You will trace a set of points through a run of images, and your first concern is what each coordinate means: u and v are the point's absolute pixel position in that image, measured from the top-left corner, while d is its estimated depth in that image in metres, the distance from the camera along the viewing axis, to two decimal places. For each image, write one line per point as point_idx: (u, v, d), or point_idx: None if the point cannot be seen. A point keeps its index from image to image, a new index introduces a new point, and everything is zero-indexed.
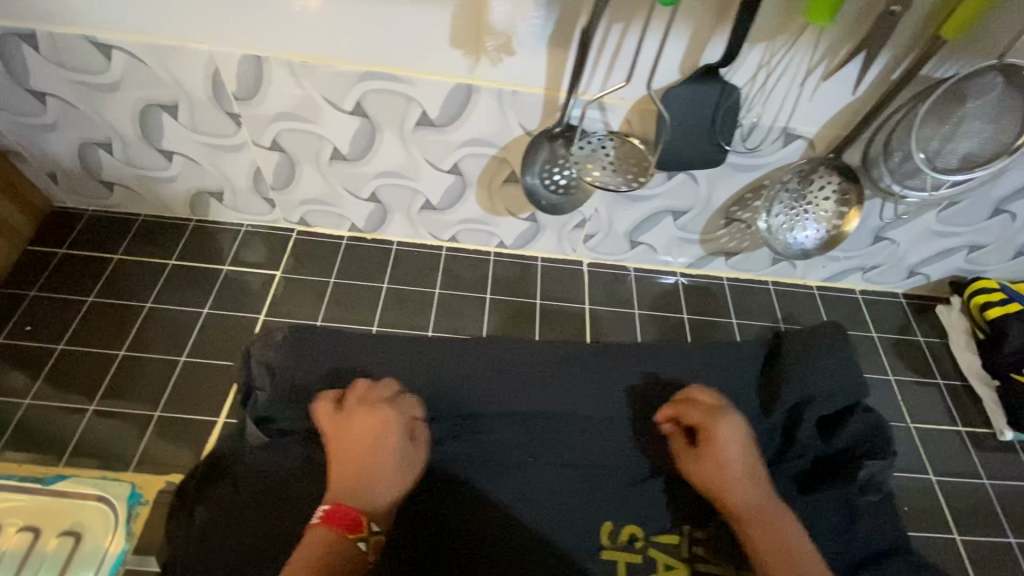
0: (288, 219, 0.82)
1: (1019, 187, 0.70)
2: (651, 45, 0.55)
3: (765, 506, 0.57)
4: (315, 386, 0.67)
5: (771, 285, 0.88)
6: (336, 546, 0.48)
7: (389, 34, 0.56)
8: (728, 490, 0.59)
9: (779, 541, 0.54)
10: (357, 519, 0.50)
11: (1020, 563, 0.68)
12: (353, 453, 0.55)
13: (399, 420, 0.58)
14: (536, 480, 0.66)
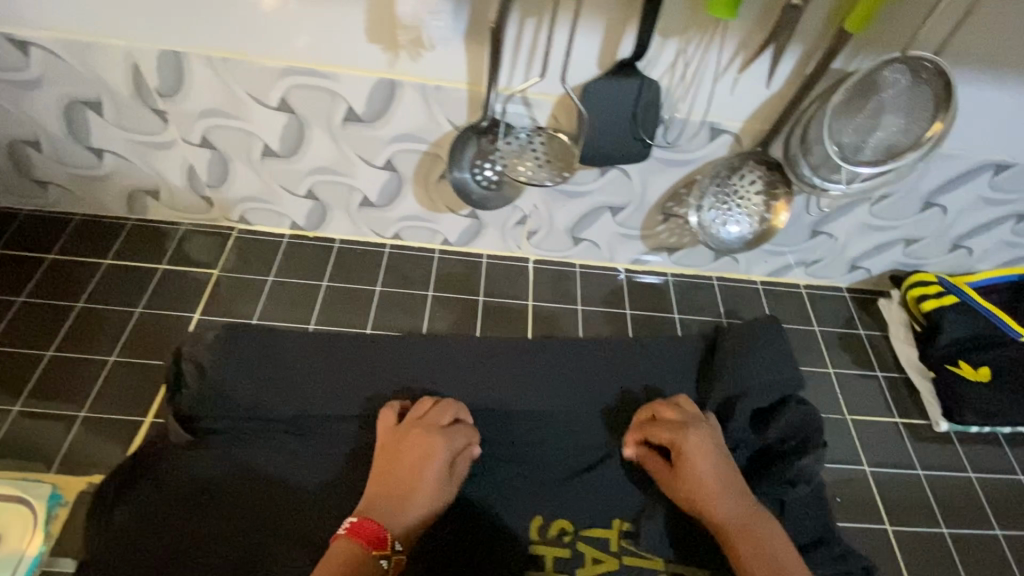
0: (228, 218, 0.81)
1: (946, 181, 0.71)
2: (561, 38, 0.56)
3: (742, 516, 0.58)
4: (245, 385, 0.67)
5: (715, 281, 0.88)
6: (360, 561, 0.52)
7: (310, 27, 0.57)
8: (701, 502, 0.59)
9: (763, 555, 0.55)
10: (382, 535, 0.53)
11: (952, 552, 0.69)
12: (386, 473, 0.59)
13: (446, 445, 0.61)
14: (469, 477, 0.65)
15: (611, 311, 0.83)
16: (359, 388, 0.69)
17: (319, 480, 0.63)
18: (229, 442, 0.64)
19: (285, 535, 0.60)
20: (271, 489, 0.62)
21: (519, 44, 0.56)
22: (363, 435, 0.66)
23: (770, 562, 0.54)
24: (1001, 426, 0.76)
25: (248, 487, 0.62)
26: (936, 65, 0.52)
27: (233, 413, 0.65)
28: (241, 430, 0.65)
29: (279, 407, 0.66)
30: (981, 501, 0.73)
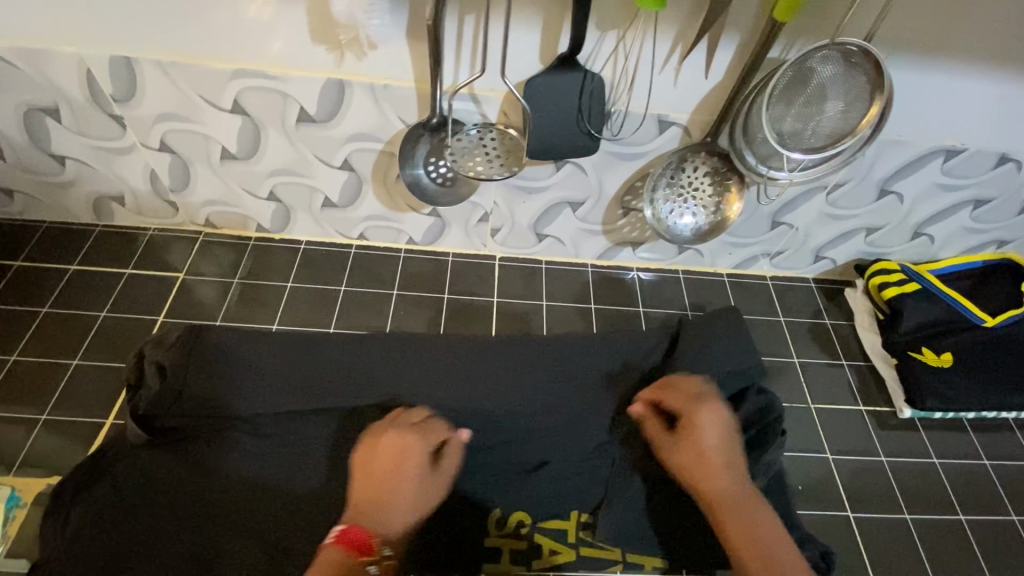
0: (195, 221, 0.82)
1: (898, 168, 0.72)
2: (498, 34, 0.56)
3: (739, 494, 0.52)
4: (203, 384, 0.67)
5: (681, 274, 0.89)
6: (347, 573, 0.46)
7: (255, 31, 0.58)
8: (699, 477, 0.53)
9: (756, 537, 0.49)
10: (367, 541, 0.48)
11: (916, 539, 0.69)
12: (366, 474, 0.53)
13: (423, 443, 0.56)
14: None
15: (576, 306, 0.84)
16: (319, 386, 0.69)
17: (279, 477, 0.64)
18: (190, 441, 0.65)
19: (246, 531, 0.61)
20: (231, 487, 0.63)
21: (460, 42, 0.58)
22: (323, 432, 0.67)
23: (758, 545, 0.48)
24: (963, 412, 0.76)
25: (208, 485, 0.63)
26: (863, 48, 0.53)
27: (194, 412, 0.66)
28: (202, 429, 0.66)
29: (238, 405, 0.67)
30: (944, 487, 0.73)
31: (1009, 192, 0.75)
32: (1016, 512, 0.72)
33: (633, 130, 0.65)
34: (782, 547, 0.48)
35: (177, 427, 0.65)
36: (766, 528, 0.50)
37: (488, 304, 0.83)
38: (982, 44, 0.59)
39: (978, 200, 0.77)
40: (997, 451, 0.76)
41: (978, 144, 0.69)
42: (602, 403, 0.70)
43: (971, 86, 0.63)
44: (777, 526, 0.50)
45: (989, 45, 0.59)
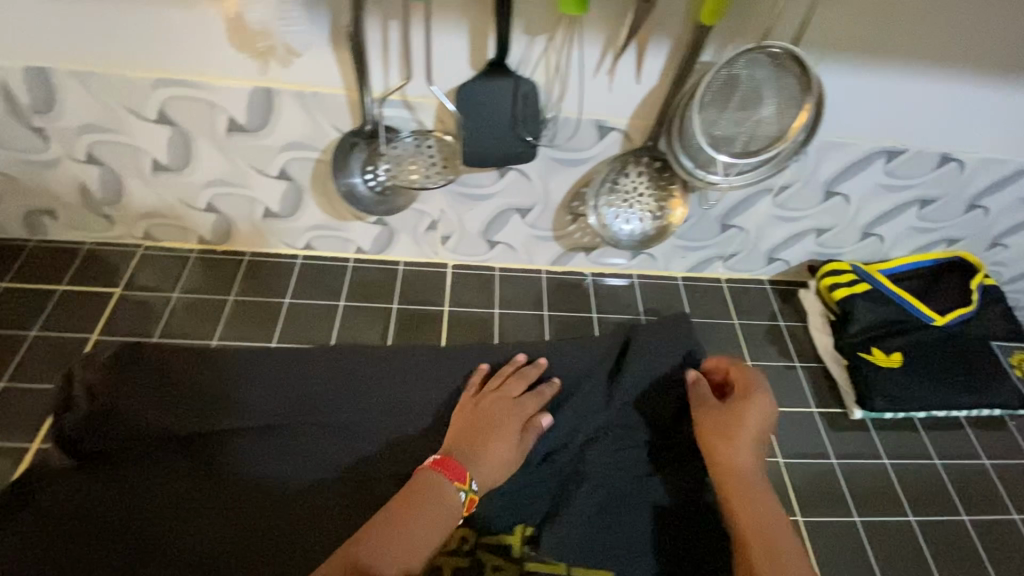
0: (133, 234, 0.79)
1: (841, 169, 0.73)
2: (420, 37, 0.58)
3: (750, 474, 0.59)
4: (133, 402, 0.65)
5: (636, 278, 0.88)
6: (444, 491, 0.57)
7: (179, 38, 0.59)
8: (718, 447, 0.61)
9: (761, 521, 0.56)
10: (461, 472, 0.59)
11: (864, 540, 0.69)
12: (467, 423, 0.65)
13: (519, 410, 0.66)
14: (369, 491, 0.64)
15: (529, 313, 0.82)
16: (259, 402, 0.68)
17: (212, 496, 0.62)
18: (119, 463, 0.63)
19: (172, 556, 0.58)
20: (160, 510, 0.61)
21: (387, 45, 0.59)
22: (263, 448, 0.65)
23: (762, 531, 0.55)
24: (913, 411, 0.77)
25: (135, 509, 0.60)
26: (788, 51, 0.56)
27: (124, 432, 0.64)
28: (133, 450, 0.64)
29: (170, 423, 0.65)
30: (895, 487, 0.73)
31: (954, 190, 0.77)
32: (965, 510, 0.73)
33: (571, 134, 0.66)
34: (777, 539, 0.54)
35: (105, 451, 0.63)
36: (767, 521, 0.56)
37: (438, 314, 0.81)
38: (895, 46, 0.62)
39: (924, 199, 0.77)
40: (947, 449, 0.78)
41: (917, 144, 0.71)
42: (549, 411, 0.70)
43: (889, 84, 0.65)
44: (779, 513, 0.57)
45: (900, 48, 0.62)
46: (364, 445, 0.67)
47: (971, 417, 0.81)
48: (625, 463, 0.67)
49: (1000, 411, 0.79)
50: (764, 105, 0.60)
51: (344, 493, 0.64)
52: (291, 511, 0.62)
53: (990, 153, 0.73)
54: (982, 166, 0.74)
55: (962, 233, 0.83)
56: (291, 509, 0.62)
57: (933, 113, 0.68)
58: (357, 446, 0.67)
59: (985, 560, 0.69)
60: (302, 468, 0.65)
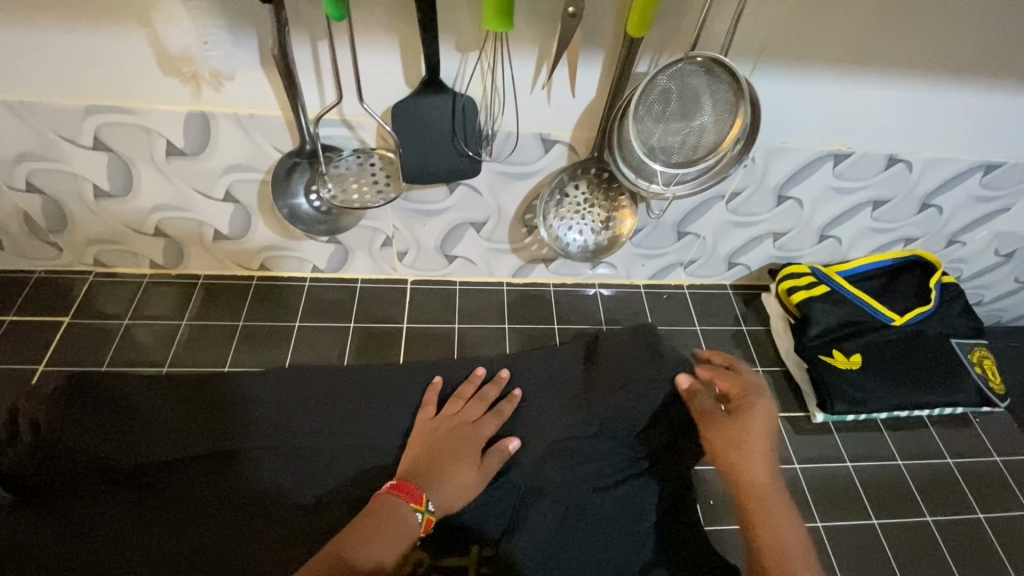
0: (84, 261, 0.80)
1: (790, 174, 0.75)
2: (346, 56, 0.59)
3: (767, 485, 0.58)
4: (80, 436, 0.64)
5: (596, 288, 0.89)
6: (401, 514, 0.56)
7: (106, 63, 0.59)
8: (738, 460, 0.60)
9: (777, 531, 0.55)
10: (418, 494, 0.58)
11: (827, 546, 0.69)
12: (429, 441, 0.65)
13: (478, 431, 0.66)
14: (320, 518, 0.63)
15: (490, 327, 0.82)
16: (212, 429, 0.67)
17: (161, 528, 0.60)
18: (61, 498, 0.61)
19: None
20: (105, 547, 0.59)
21: (319, 69, 0.60)
22: (217, 476, 0.64)
23: (778, 542, 0.54)
24: (872, 413, 0.78)
25: (78, 545, 0.59)
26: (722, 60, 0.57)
27: (70, 466, 0.62)
28: (76, 484, 0.62)
29: (118, 454, 0.64)
30: (858, 490, 0.74)
31: (904, 189, 0.78)
32: (929, 512, 0.73)
33: (510, 150, 0.67)
34: (794, 550, 0.54)
35: (45, 487, 0.61)
36: (785, 540, 0.54)
37: (398, 331, 0.81)
38: (826, 51, 0.62)
39: (876, 200, 0.79)
40: (908, 449, 0.79)
41: (863, 147, 0.73)
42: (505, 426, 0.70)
43: (824, 90, 0.66)
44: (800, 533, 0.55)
45: (829, 53, 0.62)
46: (317, 471, 0.65)
47: (933, 416, 0.82)
48: (584, 477, 0.67)
49: (963, 410, 0.81)
50: (704, 113, 0.60)
51: (296, 521, 0.62)
52: (241, 542, 0.60)
53: (937, 153, 0.74)
54: (929, 165, 0.76)
55: (920, 229, 0.85)
56: (245, 538, 0.61)
57: (870, 117, 0.69)
58: (309, 470, 0.65)
59: (950, 562, 0.69)
60: (256, 494, 0.64)
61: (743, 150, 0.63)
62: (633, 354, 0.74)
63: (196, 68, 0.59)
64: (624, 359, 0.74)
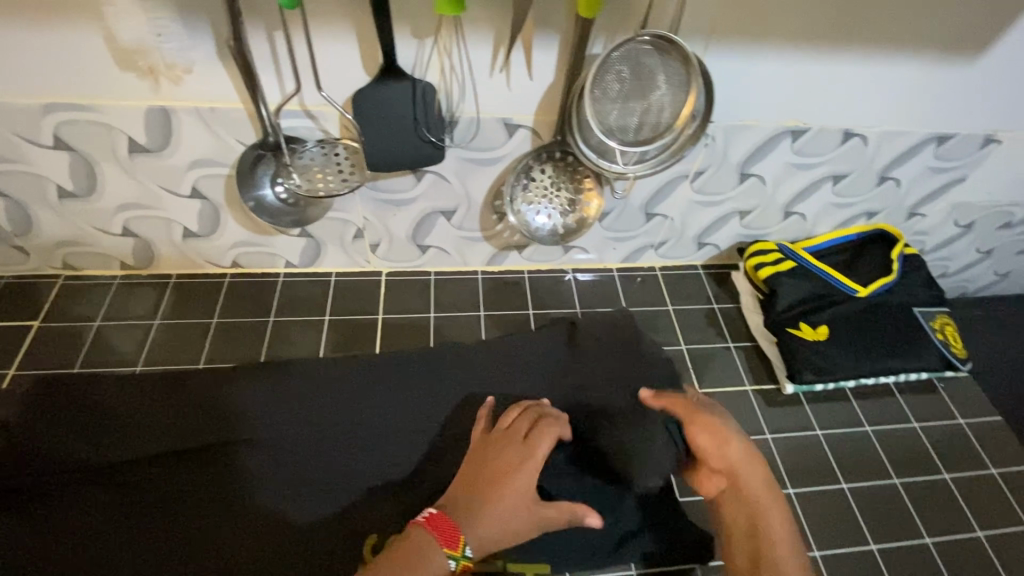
0: (54, 263, 0.96)
1: (749, 153, 0.88)
2: (301, 46, 0.72)
3: (765, 491, 0.70)
4: (48, 437, 0.77)
5: (570, 271, 1.02)
6: (428, 558, 0.60)
7: (78, 69, 0.73)
8: (739, 469, 0.72)
9: (775, 534, 0.67)
10: (454, 537, 0.62)
11: (797, 512, 0.77)
12: (477, 477, 0.68)
13: (535, 461, 0.69)
14: (256, 515, 0.74)
15: (468, 316, 0.96)
16: (169, 424, 0.80)
17: (107, 519, 0.72)
18: (26, 499, 0.73)
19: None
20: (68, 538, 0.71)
21: (276, 58, 0.73)
22: (161, 468, 0.76)
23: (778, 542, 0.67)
24: (796, 385, 0.87)
25: (37, 545, 0.70)
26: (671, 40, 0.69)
27: (32, 468, 0.75)
28: (41, 486, 0.74)
29: (83, 452, 0.76)
30: (777, 463, 0.82)
31: (847, 175, 0.93)
32: (895, 474, 0.82)
33: (475, 133, 0.82)
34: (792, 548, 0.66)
35: (23, 489, 0.73)
36: (783, 540, 0.67)
37: (390, 322, 0.95)
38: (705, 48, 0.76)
39: (836, 175, 0.93)
40: (828, 421, 0.86)
41: (815, 125, 0.86)
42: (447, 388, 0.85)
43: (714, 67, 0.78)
44: (791, 528, 0.68)
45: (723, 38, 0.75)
46: (272, 456, 0.78)
47: (899, 384, 0.92)
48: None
49: (930, 375, 0.90)
50: (659, 90, 0.73)
51: (236, 517, 0.73)
52: (189, 533, 0.72)
53: (884, 125, 0.88)
54: (881, 138, 0.89)
55: (881, 201, 0.98)
56: (181, 521, 0.73)
57: (759, 97, 0.82)
58: (251, 451, 0.78)
59: (865, 531, 0.76)
60: (193, 485, 0.75)
61: (698, 127, 0.77)
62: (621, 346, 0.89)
63: (150, 62, 0.72)
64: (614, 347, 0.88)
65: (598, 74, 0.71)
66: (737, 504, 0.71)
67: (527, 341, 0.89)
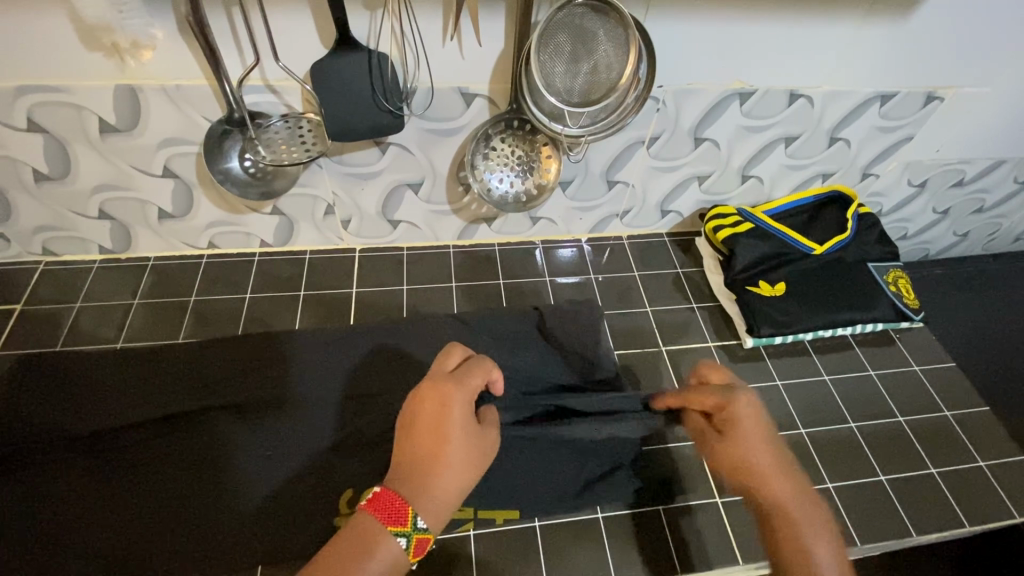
0: (90, 248, 0.82)
1: (844, 116, 0.81)
2: None
3: (898, 431, 0.76)
4: (51, 408, 0.68)
5: (666, 237, 0.95)
6: (381, 537, 0.46)
7: (44, 49, 0.59)
8: (870, 408, 0.78)
9: (914, 467, 0.73)
10: (401, 511, 0.47)
11: (914, 443, 0.76)
12: (425, 415, 0.52)
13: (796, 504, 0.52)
14: (270, 485, 0.64)
15: (571, 280, 0.88)
16: (177, 393, 0.70)
17: (117, 492, 0.63)
18: (15, 470, 0.63)
19: (117, 554, 0.59)
20: (78, 511, 0.61)
21: (236, 33, 0.59)
22: (173, 436, 0.67)
23: (917, 476, 0.72)
24: (886, 325, 0.84)
25: (34, 514, 0.61)
26: None
27: (26, 439, 0.65)
28: (37, 454, 0.64)
29: (77, 427, 0.67)
30: (884, 396, 0.80)
31: (945, 141, 0.88)
32: None
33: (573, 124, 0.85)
34: (933, 481, 0.72)
35: (7, 457, 0.64)
36: (923, 471, 0.73)
37: (494, 286, 0.86)
38: None
39: (903, 138, 0.86)
40: (921, 356, 0.85)
41: (905, 87, 0.79)
42: (558, 367, 0.74)
43: (815, 18, 0.68)
44: (927, 463, 0.73)
45: None
46: (306, 422, 0.69)
47: None
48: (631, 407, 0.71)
49: None
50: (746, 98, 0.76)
51: (253, 488, 0.64)
52: (212, 495, 0.63)
53: (968, 88, 0.81)
54: (964, 101, 0.82)
55: (968, 169, 0.95)
56: (209, 490, 0.64)
57: (813, 55, 0.72)
58: (316, 423, 0.68)
59: (970, 448, 0.75)
60: (196, 459, 0.65)
61: (776, 127, 0.80)
62: (757, 298, 0.81)
63: (116, 38, 0.58)
64: (754, 301, 0.80)
65: (541, 37, 0.59)
66: (874, 441, 0.75)
67: (621, 286, 0.89)
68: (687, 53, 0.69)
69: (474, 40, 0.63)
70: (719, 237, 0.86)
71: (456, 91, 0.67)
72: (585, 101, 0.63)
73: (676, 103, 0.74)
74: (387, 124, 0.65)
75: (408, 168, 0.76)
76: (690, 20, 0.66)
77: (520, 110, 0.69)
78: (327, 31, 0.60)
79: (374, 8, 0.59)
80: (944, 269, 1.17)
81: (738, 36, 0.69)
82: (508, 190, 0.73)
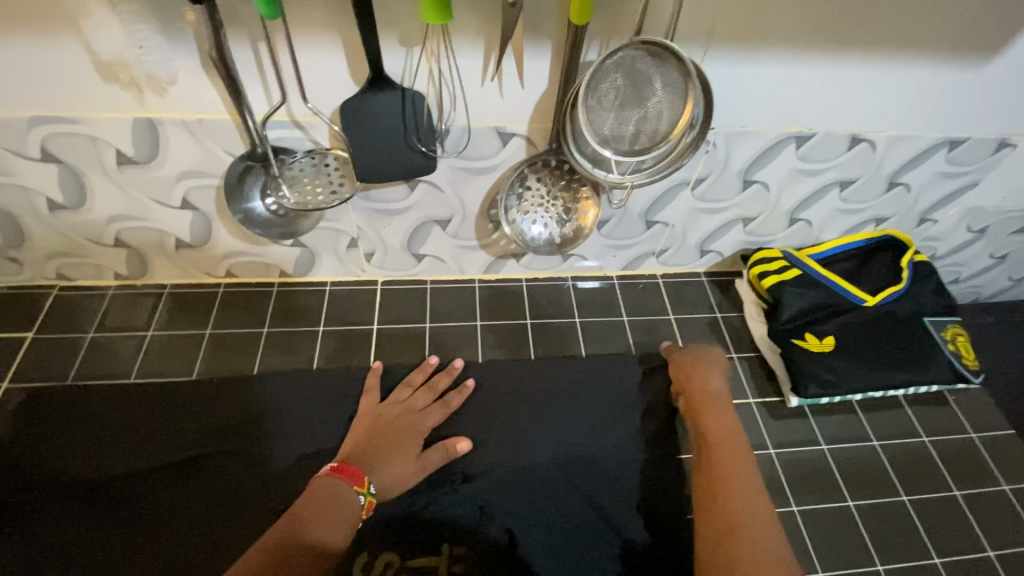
0: (104, 274, 0.79)
1: (907, 160, 0.75)
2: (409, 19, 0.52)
3: (954, 507, 0.70)
4: (61, 448, 0.66)
5: (704, 277, 0.90)
6: (346, 494, 0.57)
7: (61, 81, 0.55)
8: (924, 480, 0.72)
9: (969, 550, 0.67)
10: (359, 477, 0.59)
11: (972, 521, 0.69)
12: (393, 411, 0.68)
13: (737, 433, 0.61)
14: None
15: (603, 322, 0.83)
16: (189, 436, 0.67)
17: (123, 545, 0.60)
18: (22, 517, 0.61)
19: None
20: (85, 563, 0.59)
21: (261, 67, 0.55)
22: (182, 484, 0.63)
23: (973, 561, 0.66)
24: (940, 387, 0.78)
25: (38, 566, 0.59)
26: None
27: (36, 482, 0.63)
28: (44, 500, 0.62)
29: (86, 471, 0.64)
30: (938, 465, 0.74)
31: (1012, 188, 0.82)
32: None
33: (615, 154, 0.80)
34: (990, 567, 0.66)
35: (8, 505, 0.61)
36: (980, 555, 0.67)
37: (522, 326, 0.82)
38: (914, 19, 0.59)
39: (967, 185, 0.80)
40: (979, 420, 0.78)
41: (978, 133, 0.72)
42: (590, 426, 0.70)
43: (885, 62, 0.63)
44: (983, 546, 0.68)
45: (921, 26, 0.59)
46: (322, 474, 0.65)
47: None
48: (666, 473, 0.67)
49: None
50: (805, 142, 0.70)
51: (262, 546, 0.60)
52: (222, 551, 0.60)
53: None
54: None
55: None
56: (220, 544, 0.60)
57: (880, 100, 0.66)
58: None
59: None
60: (208, 511, 0.62)
61: (833, 170, 0.74)
62: (804, 356, 0.75)
63: (134, 72, 0.55)
64: (800, 360, 0.75)
65: (592, 81, 0.54)
66: (926, 518, 0.69)
67: (656, 331, 0.83)
68: (744, 94, 0.64)
69: (517, 81, 0.59)
70: (764, 284, 0.80)
71: (493, 130, 0.63)
72: (633, 148, 0.59)
73: (728, 146, 0.69)
74: (419, 165, 0.61)
75: (437, 205, 0.72)
76: (750, 62, 0.61)
77: (560, 151, 0.64)
78: (358, 69, 0.56)
79: (409, 46, 0.54)
80: (996, 316, 1.10)
81: (798, 79, 0.63)
82: (542, 233, 0.69)
